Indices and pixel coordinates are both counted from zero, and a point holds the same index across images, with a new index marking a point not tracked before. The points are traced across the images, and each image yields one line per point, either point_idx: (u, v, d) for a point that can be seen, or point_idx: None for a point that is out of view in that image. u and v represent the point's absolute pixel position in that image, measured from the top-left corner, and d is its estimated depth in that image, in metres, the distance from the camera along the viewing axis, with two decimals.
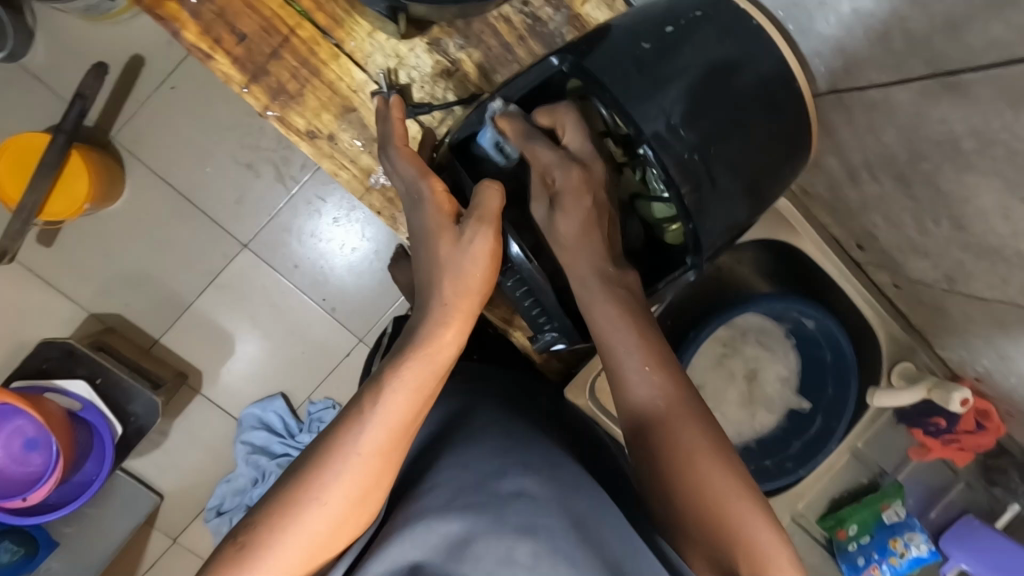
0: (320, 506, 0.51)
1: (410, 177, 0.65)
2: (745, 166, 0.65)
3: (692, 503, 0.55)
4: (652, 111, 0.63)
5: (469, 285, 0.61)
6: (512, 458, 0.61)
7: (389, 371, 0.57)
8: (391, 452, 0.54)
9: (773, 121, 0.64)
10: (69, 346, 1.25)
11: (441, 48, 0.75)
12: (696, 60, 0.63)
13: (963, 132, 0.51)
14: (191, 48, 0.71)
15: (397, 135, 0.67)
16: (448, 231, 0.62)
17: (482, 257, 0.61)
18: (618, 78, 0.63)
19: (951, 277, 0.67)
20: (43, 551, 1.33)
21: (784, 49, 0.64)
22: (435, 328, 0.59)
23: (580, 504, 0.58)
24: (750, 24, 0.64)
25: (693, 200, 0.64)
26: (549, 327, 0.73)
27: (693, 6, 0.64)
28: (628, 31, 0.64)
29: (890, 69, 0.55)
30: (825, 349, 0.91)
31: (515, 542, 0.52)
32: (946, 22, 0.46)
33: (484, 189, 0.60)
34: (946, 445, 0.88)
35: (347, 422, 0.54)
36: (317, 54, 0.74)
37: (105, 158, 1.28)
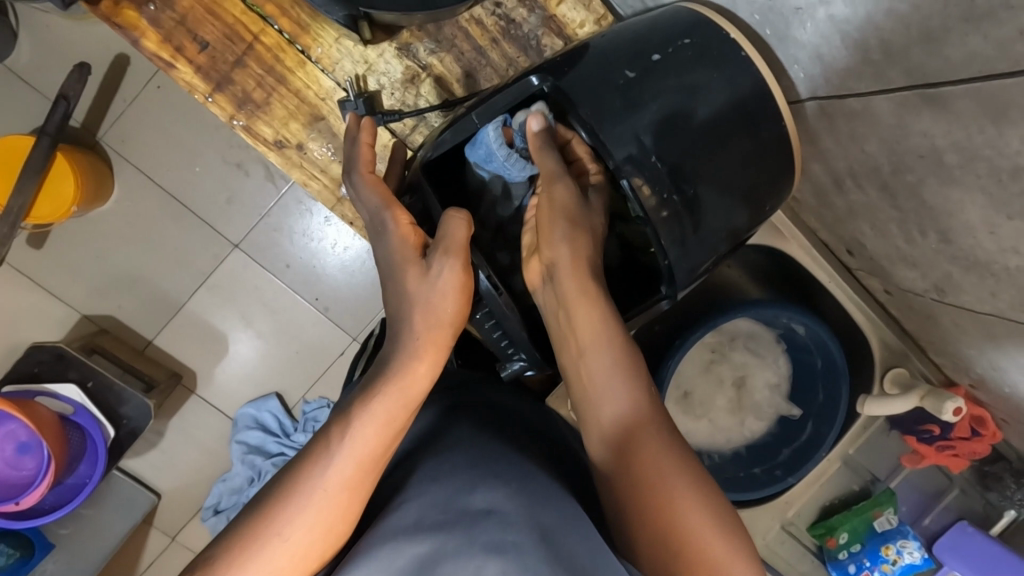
0: (282, 542, 0.50)
1: (375, 206, 0.64)
2: (722, 195, 0.64)
3: (668, 520, 0.54)
4: (626, 136, 0.61)
5: (441, 318, 0.61)
6: (484, 473, 0.59)
7: (360, 405, 0.56)
8: (360, 486, 0.53)
9: (747, 143, 0.63)
10: (59, 350, 1.24)
11: (411, 53, 0.73)
12: (670, 85, 0.62)
13: (945, 146, 0.49)
14: (152, 57, 0.70)
15: (362, 161, 0.66)
16: (415, 265, 0.62)
17: (451, 292, 0.61)
18: (593, 101, 0.61)
19: (941, 288, 0.65)
20: (39, 553, 1.32)
21: (758, 61, 0.62)
22: (407, 361, 0.58)
23: (546, 514, 0.55)
24: (733, 50, 0.62)
25: (668, 233, 0.62)
26: (517, 355, 0.73)
27: (683, 34, 0.62)
28: (611, 54, 0.62)
29: (870, 80, 0.52)
30: (816, 355, 0.89)
31: (483, 561, 0.49)
32: (924, 34, 0.44)
33: (450, 219, 0.61)
34: (941, 453, 0.86)
35: (313, 456, 0.53)
36: (283, 61, 0.72)
37: (92, 159, 1.26)
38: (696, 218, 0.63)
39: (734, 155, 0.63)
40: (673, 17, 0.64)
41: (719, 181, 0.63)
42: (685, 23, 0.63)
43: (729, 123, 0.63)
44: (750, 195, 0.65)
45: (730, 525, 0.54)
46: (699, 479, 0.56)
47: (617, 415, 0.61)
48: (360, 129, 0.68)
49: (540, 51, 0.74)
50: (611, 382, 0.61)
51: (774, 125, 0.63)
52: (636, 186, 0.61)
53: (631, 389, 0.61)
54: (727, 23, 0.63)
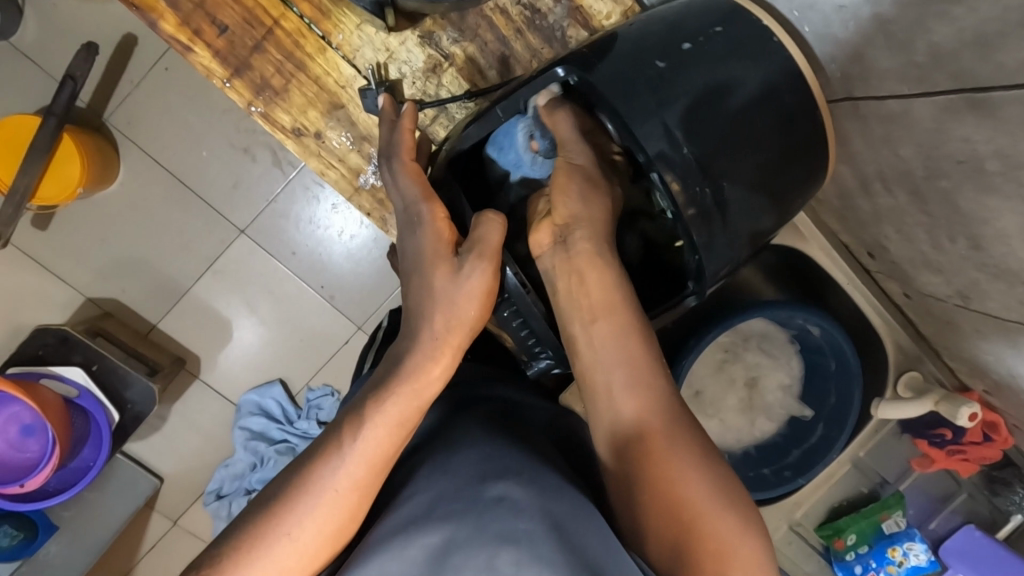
0: (291, 542, 0.49)
1: (412, 197, 0.63)
2: (748, 194, 0.63)
3: (680, 508, 0.53)
4: (658, 131, 0.59)
5: (462, 319, 0.60)
6: (495, 465, 0.57)
7: (372, 405, 0.55)
8: (369, 486, 0.53)
9: (781, 141, 0.62)
10: (63, 333, 1.23)
11: (434, 42, 0.72)
12: (701, 76, 0.60)
13: (987, 153, 0.48)
14: (169, 40, 0.68)
15: (404, 148, 0.65)
16: (445, 260, 0.61)
17: (477, 296, 0.60)
18: (622, 93, 0.60)
19: (965, 294, 0.64)
20: (43, 535, 1.33)
21: (796, 55, 0.61)
22: (422, 362, 0.57)
23: (556, 507, 0.53)
24: (771, 46, 0.61)
25: (696, 230, 0.61)
26: (543, 354, 0.74)
27: (715, 21, 0.61)
28: (642, 44, 0.61)
29: (912, 83, 0.51)
30: (829, 357, 0.88)
31: (497, 550, 0.48)
32: (977, 38, 0.43)
33: (485, 222, 0.61)
34: (951, 457, 0.86)
35: (324, 455, 0.53)
36: (303, 47, 0.70)
37: (98, 141, 1.25)
38: (724, 214, 0.62)
39: (764, 151, 0.62)
40: (704, 5, 0.63)
41: (749, 178, 0.62)
42: (720, 12, 0.62)
43: (763, 119, 0.61)
44: (775, 192, 0.64)
45: (744, 514, 0.54)
46: (711, 467, 0.55)
47: (627, 405, 0.59)
48: (401, 116, 0.67)
49: (565, 43, 0.73)
50: (623, 372, 0.60)
51: (807, 121, 0.62)
52: (667, 181, 0.59)
53: (649, 374, 0.59)
54: (757, 9, 0.63)
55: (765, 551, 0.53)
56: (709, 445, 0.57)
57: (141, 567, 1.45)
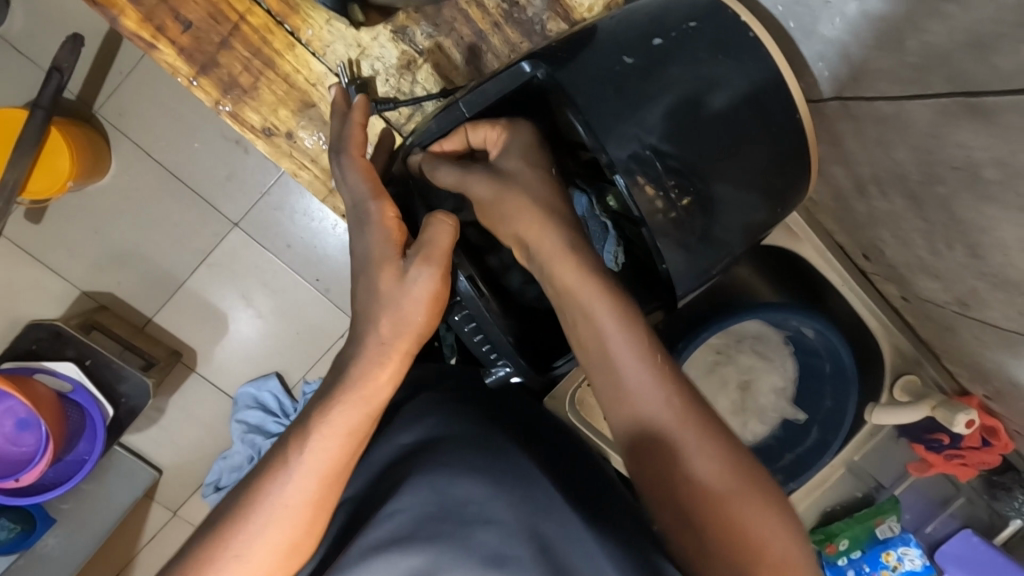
0: (240, 561, 0.48)
1: (361, 194, 0.61)
2: (740, 193, 0.60)
3: (705, 505, 0.51)
4: (631, 135, 0.58)
5: (411, 325, 0.57)
6: (474, 475, 0.55)
7: (318, 415, 0.53)
8: (323, 500, 0.51)
9: (763, 141, 0.59)
10: (56, 327, 1.23)
11: (408, 37, 0.69)
12: (684, 78, 0.58)
13: (984, 160, 0.45)
14: (132, 37, 0.65)
15: (353, 143, 0.63)
16: (392, 263, 0.57)
17: (424, 300, 0.57)
18: (594, 93, 0.58)
19: (964, 301, 0.61)
20: (41, 525, 1.34)
21: (770, 44, 0.58)
22: (369, 367, 0.55)
23: (539, 521, 0.53)
24: (750, 44, 0.58)
25: (671, 237, 0.60)
26: (501, 361, 0.70)
27: (689, 16, 0.58)
28: (613, 41, 0.59)
29: (904, 84, 0.48)
30: (825, 359, 0.85)
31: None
32: (974, 39, 0.40)
33: (434, 224, 0.57)
34: (949, 461, 0.83)
35: (271, 469, 0.51)
36: (271, 43, 0.68)
37: (88, 133, 1.23)
38: (708, 217, 0.60)
39: (754, 154, 0.60)
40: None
41: (732, 178, 0.60)
42: (696, 6, 0.59)
43: (741, 119, 0.59)
44: (768, 193, 0.62)
45: (769, 497, 0.52)
46: (719, 447, 0.53)
47: (639, 406, 0.54)
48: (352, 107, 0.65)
49: (545, 37, 0.70)
50: (631, 371, 0.54)
51: (793, 123, 0.59)
52: (637, 186, 0.58)
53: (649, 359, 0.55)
54: (734, 1, 0.59)
55: (793, 528, 0.52)
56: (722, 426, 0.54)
57: (141, 558, 1.46)
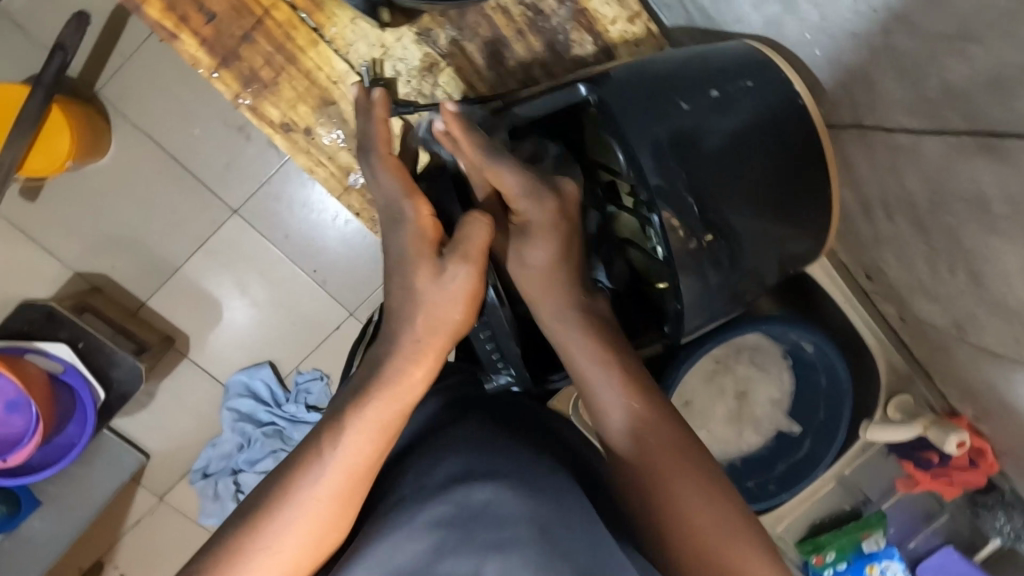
0: (272, 554, 0.48)
1: (394, 193, 0.61)
2: (754, 231, 0.62)
3: (688, 543, 0.53)
4: (663, 163, 0.59)
5: (444, 324, 0.58)
6: (487, 466, 0.54)
7: (351, 409, 0.53)
8: (354, 495, 0.51)
9: (790, 184, 0.62)
10: (49, 308, 1.21)
11: (431, 40, 0.69)
12: (721, 120, 0.61)
13: (994, 195, 0.46)
14: (154, 26, 0.65)
15: (380, 140, 0.63)
16: (426, 263, 0.58)
17: (460, 297, 0.58)
18: (635, 121, 0.59)
19: (961, 326, 0.63)
20: (26, 509, 1.33)
21: (805, 94, 0.61)
22: (404, 366, 0.55)
23: (543, 509, 0.50)
24: (791, 95, 0.61)
25: (687, 271, 0.61)
26: (505, 369, 0.68)
27: (744, 70, 0.61)
28: (660, 80, 0.61)
29: (921, 117, 0.50)
30: (821, 373, 0.87)
31: (482, 560, 0.47)
32: (993, 80, 0.41)
33: (473, 222, 0.58)
34: (936, 479, 0.85)
35: (302, 464, 0.51)
36: (294, 39, 0.67)
37: (89, 113, 1.21)
38: (726, 260, 0.62)
39: (768, 193, 0.62)
40: (736, 54, 0.63)
41: (751, 218, 0.62)
42: (750, 60, 0.62)
43: (772, 161, 0.61)
44: (782, 230, 0.64)
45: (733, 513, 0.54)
46: (693, 463, 0.56)
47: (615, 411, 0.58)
48: (372, 101, 0.65)
49: (567, 46, 0.71)
50: (607, 382, 0.59)
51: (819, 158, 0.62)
52: (665, 219, 0.59)
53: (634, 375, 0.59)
54: (778, 55, 0.63)
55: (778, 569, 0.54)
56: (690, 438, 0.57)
57: (125, 542, 1.45)
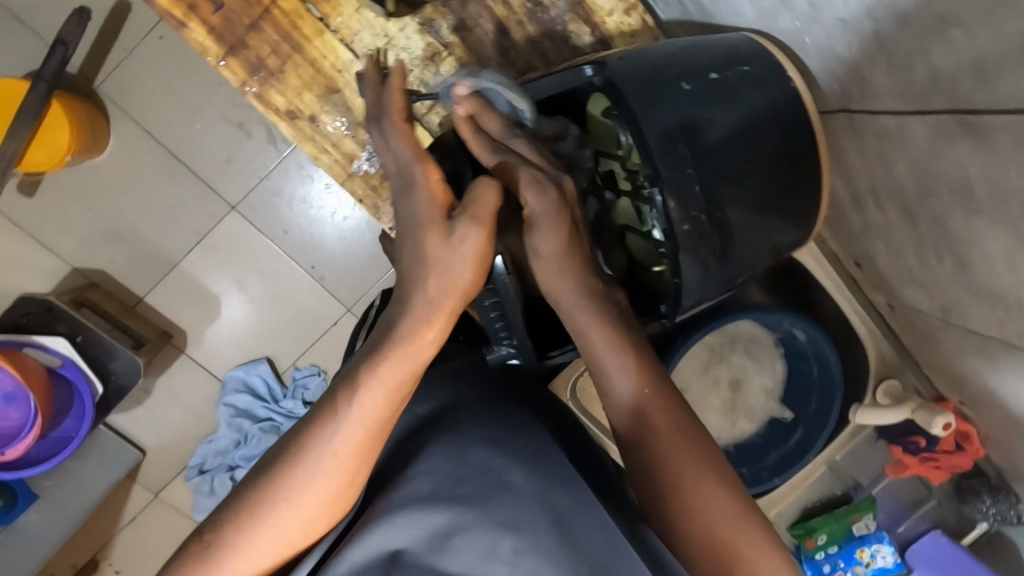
0: (291, 507, 0.49)
1: (404, 158, 0.58)
2: (755, 214, 0.64)
3: (690, 520, 0.54)
4: (673, 152, 0.60)
5: (456, 288, 0.55)
6: (502, 450, 0.55)
7: (366, 369, 0.52)
8: (368, 451, 0.51)
9: (782, 160, 0.64)
10: (47, 302, 1.22)
11: (433, 30, 0.71)
12: (730, 111, 0.62)
13: (976, 176, 0.48)
14: (163, 14, 0.66)
15: (393, 108, 0.61)
16: (437, 226, 0.55)
17: (472, 259, 0.55)
18: (650, 109, 0.61)
19: (947, 310, 0.65)
20: (22, 503, 1.32)
21: (800, 84, 0.63)
22: (416, 327, 0.54)
23: (558, 496, 0.53)
24: (786, 87, 0.63)
25: (687, 252, 0.62)
26: (508, 342, 0.71)
27: (743, 61, 0.63)
28: (660, 65, 0.63)
29: (908, 101, 0.52)
30: (813, 363, 0.89)
31: (498, 536, 0.50)
32: (974, 64, 0.43)
33: (480, 185, 0.55)
34: (923, 463, 0.88)
35: (318, 422, 0.50)
36: (300, 28, 0.69)
37: (88, 108, 1.22)
38: (725, 236, 0.63)
39: (763, 179, 0.63)
40: (737, 48, 0.64)
41: (753, 205, 0.64)
42: (748, 52, 0.64)
43: (763, 143, 0.63)
44: (778, 212, 0.65)
45: (738, 499, 0.54)
46: (694, 447, 0.56)
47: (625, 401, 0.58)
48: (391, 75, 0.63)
49: (566, 37, 0.73)
50: (614, 370, 0.59)
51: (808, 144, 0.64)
52: (666, 200, 0.60)
53: (626, 349, 0.59)
54: (778, 51, 0.64)
55: (790, 561, 0.54)
56: (692, 424, 0.57)
57: (121, 539, 1.45)
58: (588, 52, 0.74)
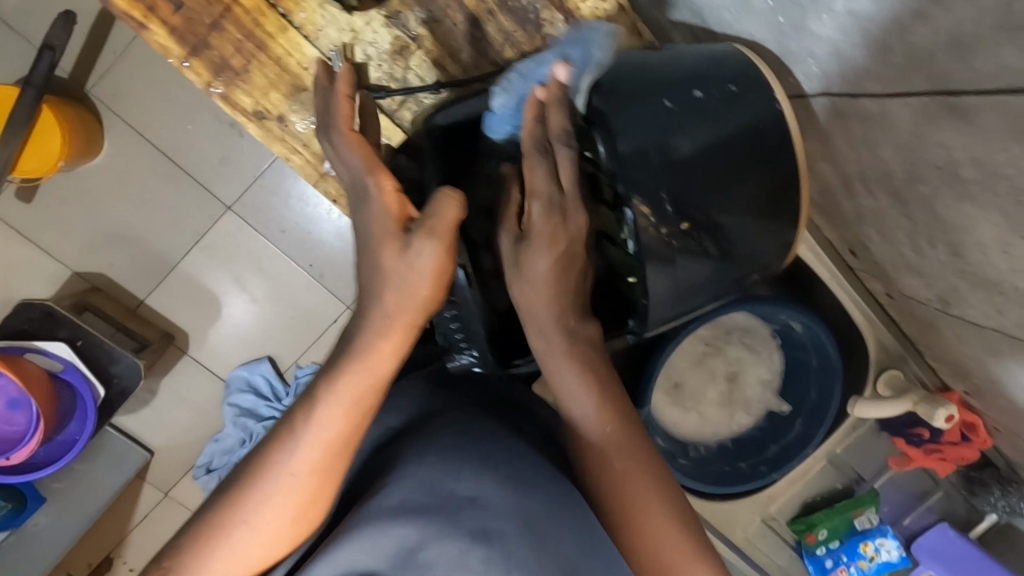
0: (249, 530, 0.49)
1: (355, 167, 0.57)
2: (748, 219, 0.61)
3: (651, 544, 0.54)
4: (645, 164, 0.57)
5: (415, 301, 0.54)
6: (473, 458, 0.54)
7: (322, 385, 0.52)
8: (328, 470, 0.51)
9: (760, 174, 0.60)
10: (46, 307, 1.22)
11: (400, 22, 0.69)
12: (712, 124, 0.59)
13: (963, 159, 0.46)
14: (121, 15, 0.62)
15: (341, 116, 0.59)
16: (393, 239, 0.54)
17: (429, 273, 0.53)
18: (628, 122, 0.58)
19: (945, 299, 0.62)
20: (32, 504, 1.34)
21: (783, 102, 0.60)
22: (372, 340, 0.53)
23: (530, 501, 0.52)
24: (770, 104, 0.60)
25: (656, 277, 0.60)
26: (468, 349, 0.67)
27: (727, 79, 0.60)
28: (640, 77, 0.60)
29: (888, 82, 0.49)
30: (812, 353, 0.86)
31: (468, 547, 0.48)
32: (951, 39, 0.40)
33: (442, 198, 0.54)
34: (928, 455, 0.86)
35: (277, 440, 0.50)
36: (262, 26, 0.67)
37: (80, 112, 1.22)
38: (714, 247, 0.61)
39: (750, 189, 0.60)
40: (722, 62, 0.62)
41: (745, 214, 0.61)
42: (734, 67, 0.61)
43: (738, 152, 0.60)
44: (769, 219, 0.62)
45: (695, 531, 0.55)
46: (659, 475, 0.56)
47: (588, 426, 0.58)
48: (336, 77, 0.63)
49: (540, 25, 0.70)
50: (582, 390, 0.58)
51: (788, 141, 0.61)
52: (638, 213, 0.57)
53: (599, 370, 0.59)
54: (763, 64, 0.62)
55: None
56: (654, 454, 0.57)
57: (132, 538, 1.46)
58: (563, 41, 0.71)
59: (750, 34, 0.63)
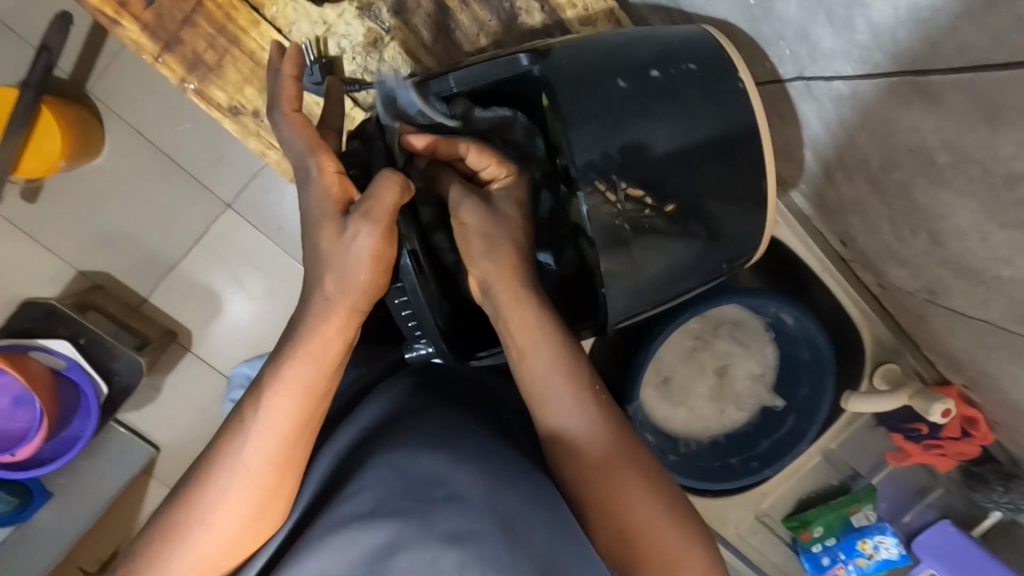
0: (208, 528, 0.50)
1: (299, 149, 0.57)
2: (722, 206, 0.61)
3: (638, 536, 0.55)
4: (594, 146, 0.57)
5: (357, 287, 0.54)
6: (448, 458, 0.53)
7: (270, 371, 0.53)
8: (283, 459, 0.52)
9: (722, 164, 0.60)
10: (49, 307, 1.24)
11: (373, 13, 0.69)
12: (675, 106, 0.59)
13: (935, 144, 0.45)
14: (95, 12, 0.65)
15: (284, 98, 0.59)
16: (332, 221, 0.54)
17: (366, 259, 0.53)
18: (584, 107, 0.57)
19: (932, 290, 0.60)
20: (37, 500, 1.35)
21: (746, 80, 0.60)
22: (316, 324, 0.53)
23: (504, 502, 0.52)
24: (732, 87, 0.60)
25: (608, 261, 0.59)
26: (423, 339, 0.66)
27: (691, 60, 0.59)
28: (603, 59, 0.58)
29: (858, 64, 0.47)
30: (803, 348, 0.85)
31: (440, 552, 0.47)
32: (914, 15, 0.39)
33: (381, 181, 0.53)
34: (927, 451, 0.82)
35: (230, 433, 0.52)
36: (235, 20, 0.68)
37: (79, 111, 1.23)
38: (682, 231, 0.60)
39: (715, 176, 0.60)
40: (692, 44, 0.60)
41: (718, 199, 0.61)
42: (699, 47, 0.60)
43: (704, 136, 0.59)
44: (739, 203, 0.62)
45: (681, 518, 0.56)
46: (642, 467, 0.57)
47: (570, 423, 0.57)
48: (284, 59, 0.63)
49: (514, 14, 0.70)
50: (563, 391, 0.58)
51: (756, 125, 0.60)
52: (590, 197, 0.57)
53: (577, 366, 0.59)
54: (727, 41, 0.61)
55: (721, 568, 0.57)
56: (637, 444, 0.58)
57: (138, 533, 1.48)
58: (540, 29, 0.71)
59: (724, 16, 0.61)
